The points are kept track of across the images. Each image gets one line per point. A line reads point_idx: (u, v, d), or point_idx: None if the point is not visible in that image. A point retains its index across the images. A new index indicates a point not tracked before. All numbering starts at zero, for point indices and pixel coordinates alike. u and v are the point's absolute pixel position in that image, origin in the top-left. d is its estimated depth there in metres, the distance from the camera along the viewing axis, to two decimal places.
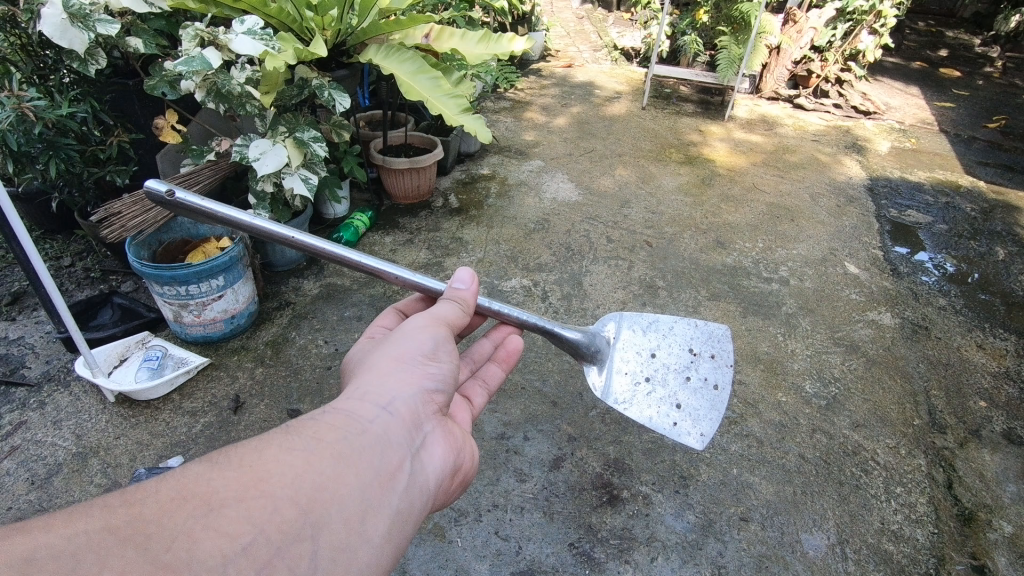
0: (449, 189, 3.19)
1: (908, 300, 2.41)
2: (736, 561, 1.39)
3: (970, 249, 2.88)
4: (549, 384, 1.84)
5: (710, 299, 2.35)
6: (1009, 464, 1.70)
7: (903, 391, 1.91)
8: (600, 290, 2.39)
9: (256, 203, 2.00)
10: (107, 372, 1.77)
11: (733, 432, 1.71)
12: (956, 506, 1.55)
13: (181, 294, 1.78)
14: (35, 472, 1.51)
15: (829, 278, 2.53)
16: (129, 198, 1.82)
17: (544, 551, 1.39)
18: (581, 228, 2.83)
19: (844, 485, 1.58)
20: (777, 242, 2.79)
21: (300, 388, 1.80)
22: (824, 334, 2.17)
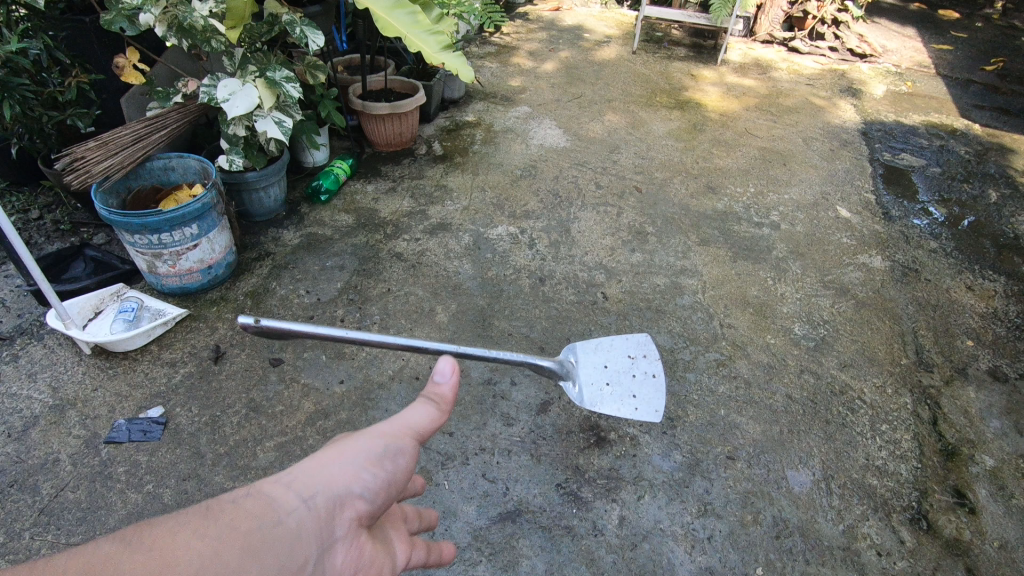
0: (433, 137, 3.52)
1: (898, 244, 2.76)
2: (723, 497, 1.78)
3: (963, 192, 3.13)
4: (534, 330, 2.32)
5: (699, 246, 2.74)
6: (993, 401, 2.08)
7: (893, 331, 2.31)
8: (588, 238, 2.78)
9: (227, 147, 2.47)
10: (82, 324, 2.22)
11: (723, 374, 2.14)
12: (941, 443, 1.93)
13: (151, 242, 2.23)
14: (150, 389, 2.08)
15: (821, 223, 2.88)
16: (90, 143, 2.30)
17: (530, 492, 1.79)
18: (568, 174, 3.21)
19: (831, 423, 1.97)
20: (768, 186, 3.12)
21: (330, 340, 2.29)
22: (816, 277, 2.57)
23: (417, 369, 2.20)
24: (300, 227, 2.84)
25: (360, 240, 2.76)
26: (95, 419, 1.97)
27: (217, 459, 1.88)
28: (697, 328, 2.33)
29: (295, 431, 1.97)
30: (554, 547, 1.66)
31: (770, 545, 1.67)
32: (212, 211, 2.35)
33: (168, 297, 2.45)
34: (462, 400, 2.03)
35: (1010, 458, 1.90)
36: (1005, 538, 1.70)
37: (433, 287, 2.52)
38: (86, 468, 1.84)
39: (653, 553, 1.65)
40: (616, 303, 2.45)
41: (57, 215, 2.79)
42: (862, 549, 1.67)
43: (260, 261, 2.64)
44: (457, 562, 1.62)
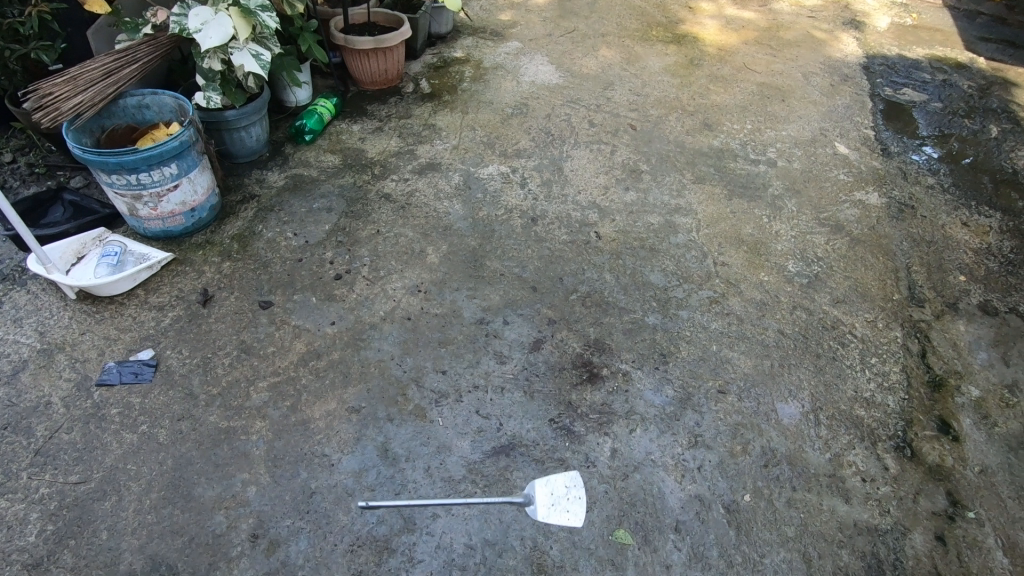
0: (421, 74, 3.34)
1: (896, 179, 2.65)
2: (713, 429, 1.77)
3: (964, 127, 3.00)
4: (527, 270, 2.25)
5: (695, 183, 2.64)
6: (981, 333, 2.03)
7: (886, 268, 2.25)
8: (581, 176, 2.68)
9: (205, 84, 2.37)
10: (66, 269, 2.15)
11: (715, 311, 2.10)
12: (928, 374, 1.91)
13: (132, 183, 2.13)
14: (136, 333, 2.01)
15: (819, 159, 2.78)
16: (59, 80, 2.16)
17: (525, 426, 1.78)
18: (560, 112, 3.07)
19: (821, 357, 1.95)
20: (767, 123, 2.99)
21: (315, 280, 2.21)
22: (810, 214, 2.49)
23: (409, 310, 2.11)
24: (285, 168, 2.71)
25: (347, 180, 2.65)
26: (85, 362, 1.92)
27: (210, 399, 1.83)
28: (692, 266, 2.27)
29: (289, 370, 1.91)
30: (546, 478, 1.66)
31: (759, 473, 1.67)
32: (191, 149, 2.23)
33: (153, 241, 2.36)
34: (453, 339, 2.01)
35: (995, 389, 1.87)
36: (985, 465, 1.70)
37: (424, 227, 2.43)
38: (79, 409, 1.79)
39: (644, 484, 1.65)
40: (610, 243, 2.36)
41: (30, 157, 2.66)
42: (848, 475, 1.67)
43: (246, 203, 2.53)
44: (453, 493, 1.64)
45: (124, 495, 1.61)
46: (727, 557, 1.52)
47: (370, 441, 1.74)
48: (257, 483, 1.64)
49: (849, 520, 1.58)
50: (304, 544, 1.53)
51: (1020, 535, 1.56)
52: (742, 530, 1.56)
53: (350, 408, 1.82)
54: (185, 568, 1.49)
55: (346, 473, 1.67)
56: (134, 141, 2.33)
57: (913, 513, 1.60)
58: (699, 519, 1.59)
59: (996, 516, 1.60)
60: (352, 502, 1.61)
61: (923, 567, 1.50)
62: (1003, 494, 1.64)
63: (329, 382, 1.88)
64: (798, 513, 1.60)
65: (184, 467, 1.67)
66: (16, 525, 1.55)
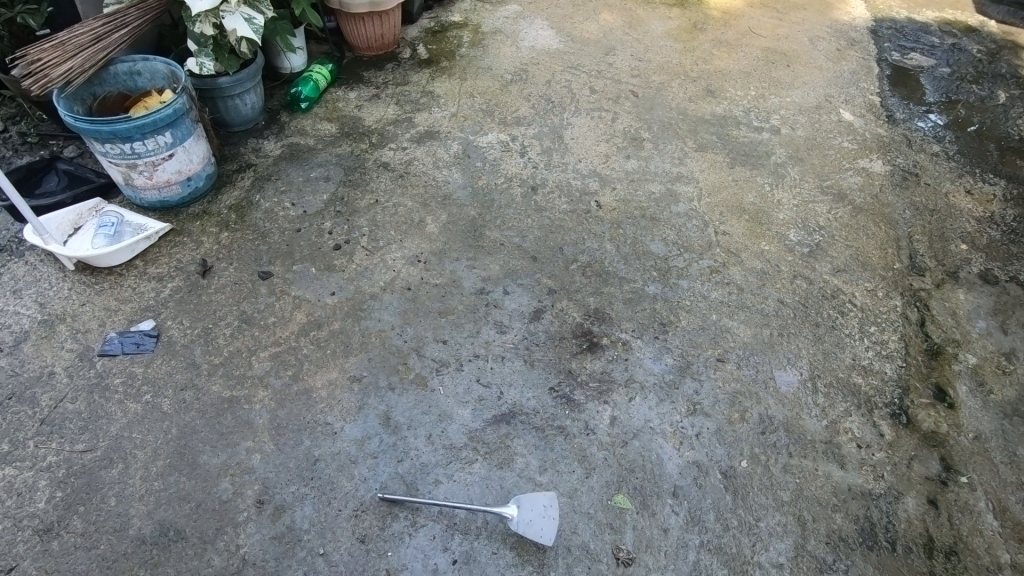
0: (418, 39, 3.26)
1: (901, 147, 2.61)
2: (711, 397, 1.78)
3: (971, 94, 2.93)
4: (527, 240, 2.23)
5: (697, 150, 2.60)
6: (981, 301, 2.02)
7: (887, 237, 2.23)
8: (582, 144, 2.64)
9: (197, 50, 2.30)
10: (63, 240, 2.13)
11: (715, 280, 2.09)
12: (926, 342, 1.91)
13: (127, 153, 2.09)
14: (135, 304, 2.00)
15: (822, 126, 2.73)
16: (47, 45, 2.10)
17: (525, 395, 1.79)
18: (561, 78, 3.00)
19: (820, 326, 1.95)
20: (771, 89, 2.93)
21: (313, 250, 2.19)
22: (813, 182, 2.46)
23: (409, 280, 2.10)
24: (281, 137, 2.67)
25: (345, 149, 2.61)
26: (86, 333, 1.92)
27: (212, 369, 1.83)
28: (693, 235, 2.25)
29: (290, 340, 1.91)
30: (546, 445, 1.68)
31: (755, 439, 1.69)
32: (185, 117, 2.18)
33: (150, 212, 2.33)
34: (453, 309, 2.01)
35: (992, 356, 1.87)
36: (979, 431, 1.71)
37: (423, 197, 2.40)
38: (82, 379, 1.80)
39: (642, 450, 1.67)
40: (611, 213, 2.33)
41: (22, 126, 2.63)
42: (843, 442, 1.69)
43: (243, 173, 2.50)
44: (454, 460, 1.65)
45: (131, 462, 1.63)
46: (723, 520, 1.54)
47: (373, 410, 1.75)
48: (261, 451, 1.66)
49: (843, 485, 1.60)
50: (309, 510, 1.56)
51: (1011, 500, 1.58)
52: (739, 494, 1.59)
53: (351, 376, 1.82)
54: (193, 533, 1.51)
55: (349, 440, 1.69)
56: (126, 109, 2.28)
57: (906, 478, 1.62)
58: (696, 484, 1.61)
59: (988, 480, 1.62)
60: (355, 469, 1.63)
61: (914, 530, 1.53)
62: (996, 459, 1.66)
63: (331, 352, 1.88)
64: (793, 478, 1.62)
65: (188, 435, 1.68)
66: (25, 492, 1.57)
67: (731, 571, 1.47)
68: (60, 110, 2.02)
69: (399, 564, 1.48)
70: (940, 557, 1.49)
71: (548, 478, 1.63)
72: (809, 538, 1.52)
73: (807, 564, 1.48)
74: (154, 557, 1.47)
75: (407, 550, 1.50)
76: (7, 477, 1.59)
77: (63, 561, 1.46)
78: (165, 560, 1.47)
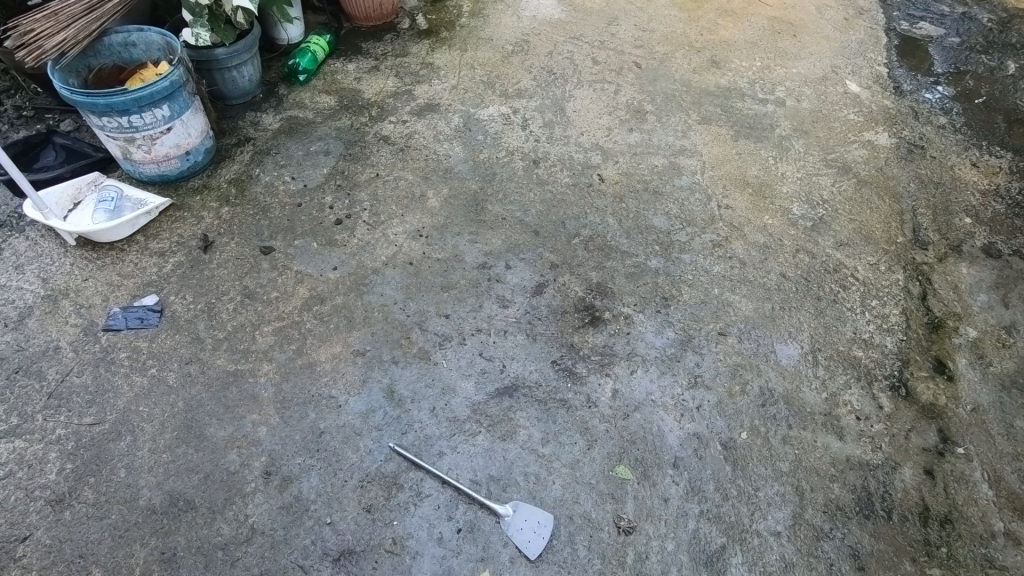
0: (416, 9, 3.19)
1: (907, 119, 2.57)
2: (713, 370, 1.79)
3: (981, 64, 2.88)
4: (529, 215, 2.22)
5: (701, 123, 2.57)
6: (983, 275, 2.01)
7: (891, 210, 2.21)
8: (584, 116, 2.60)
9: (193, 20, 2.31)
10: (63, 215, 2.11)
11: (719, 255, 2.09)
12: (927, 315, 1.91)
13: (124, 126, 2.07)
14: (137, 279, 2.00)
15: (828, 98, 2.69)
16: (40, 15, 2.08)
17: (528, 368, 1.80)
18: (563, 49, 2.94)
19: (822, 300, 1.95)
20: (776, 60, 2.88)
21: (313, 224, 2.18)
22: (817, 155, 2.43)
23: (411, 255, 2.09)
24: (280, 110, 2.63)
25: (344, 122, 2.58)
26: (90, 308, 1.92)
27: (217, 344, 1.84)
28: (695, 209, 2.24)
29: (293, 315, 1.92)
30: (548, 417, 1.70)
31: (756, 412, 1.71)
32: (182, 90, 2.15)
33: (149, 186, 2.32)
34: (455, 284, 2.01)
35: (993, 330, 1.87)
36: (977, 403, 1.72)
37: (424, 170, 2.38)
38: (87, 354, 1.81)
39: (644, 423, 1.69)
40: (613, 186, 2.32)
41: (17, 100, 2.60)
42: (843, 414, 1.70)
43: (241, 146, 2.47)
44: (458, 432, 1.67)
45: (139, 435, 1.65)
46: (723, 490, 1.57)
47: (376, 383, 1.77)
48: (267, 423, 1.68)
49: (842, 456, 1.62)
50: (315, 480, 1.58)
51: (1007, 470, 1.59)
52: (738, 465, 1.61)
53: (354, 350, 1.84)
54: (202, 503, 1.54)
55: (354, 413, 1.70)
56: (122, 82, 2.25)
57: (904, 449, 1.63)
58: (697, 455, 1.63)
59: (985, 451, 1.62)
60: (360, 441, 1.65)
61: (910, 499, 1.55)
62: (993, 431, 1.66)
63: (334, 327, 1.89)
64: (793, 450, 1.64)
65: (195, 408, 1.70)
66: (36, 463, 1.59)
67: (730, 539, 1.49)
68: (55, 83, 1.99)
69: (404, 533, 1.50)
70: (935, 525, 1.51)
71: (550, 450, 1.65)
72: (807, 507, 1.54)
73: (804, 532, 1.50)
74: (164, 527, 1.50)
75: (412, 520, 1.52)
76: (18, 449, 1.62)
77: (76, 530, 1.49)
78: (175, 530, 1.50)
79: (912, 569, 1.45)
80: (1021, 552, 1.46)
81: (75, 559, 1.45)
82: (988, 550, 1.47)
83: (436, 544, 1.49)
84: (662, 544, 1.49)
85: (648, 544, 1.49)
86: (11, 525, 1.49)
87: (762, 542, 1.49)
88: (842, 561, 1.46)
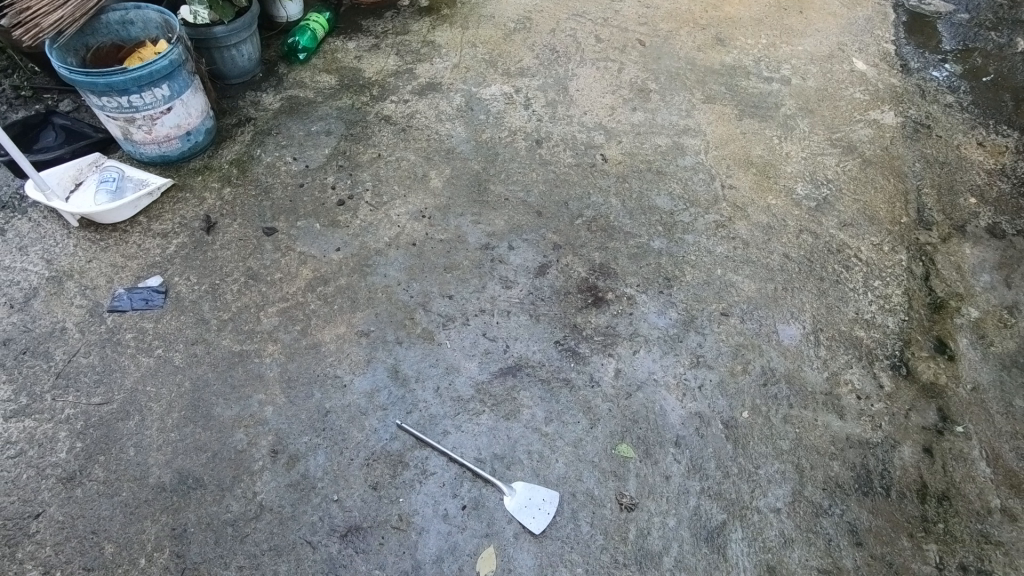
0: None
1: (913, 98, 2.55)
2: (715, 350, 1.81)
3: (990, 40, 2.83)
4: (532, 195, 2.22)
5: (705, 102, 2.55)
6: (987, 255, 2.00)
7: (895, 190, 2.21)
8: (587, 96, 2.58)
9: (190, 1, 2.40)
10: (65, 195, 2.11)
11: (722, 235, 2.09)
12: (929, 296, 1.91)
13: (124, 106, 2.05)
14: (141, 260, 2.01)
15: (834, 76, 2.66)
16: None
17: (531, 349, 1.82)
18: (566, 27, 2.90)
19: (825, 280, 1.96)
20: (782, 37, 2.84)
21: (316, 205, 2.18)
22: (822, 135, 2.42)
23: (414, 236, 2.10)
24: (280, 90, 2.61)
25: (345, 102, 2.56)
26: (95, 289, 1.93)
27: (222, 324, 1.86)
28: (699, 189, 2.23)
29: (297, 296, 1.93)
30: (551, 397, 1.72)
31: (757, 391, 1.72)
32: (182, 69, 2.13)
33: (151, 167, 2.31)
34: (458, 265, 2.01)
35: (995, 310, 1.87)
36: (977, 382, 1.72)
37: (426, 151, 2.37)
38: (94, 335, 1.83)
39: (646, 402, 1.71)
40: (616, 166, 2.31)
41: (14, 80, 2.58)
42: (843, 393, 1.72)
43: (242, 127, 2.46)
44: (462, 411, 1.69)
45: (147, 414, 1.67)
46: (724, 468, 1.59)
47: (381, 363, 1.78)
48: (273, 403, 1.70)
49: (842, 435, 1.64)
50: (322, 459, 1.60)
51: (1006, 448, 1.61)
52: (739, 443, 1.63)
53: (359, 331, 1.85)
54: (211, 480, 1.57)
55: (360, 393, 1.72)
56: (121, 61, 2.23)
57: (903, 427, 1.65)
58: (698, 434, 1.65)
59: (983, 429, 1.64)
60: (365, 420, 1.67)
61: (909, 477, 1.57)
62: (992, 410, 1.67)
63: (338, 308, 1.90)
64: (793, 428, 1.66)
65: (202, 388, 1.72)
66: (47, 442, 1.62)
67: (730, 515, 1.52)
68: (54, 61, 1.98)
69: (410, 509, 1.53)
70: (932, 502, 1.53)
71: (553, 428, 1.67)
72: (807, 484, 1.57)
73: (804, 509, 1.53)
74: (175, 504, 1.53)
75: (417, 497, 1.55)
76: (28, 428, 1.64)
77: (88, 507, 1.52)
78: (185, 507, 1.53)
79: (909, 544, 1.47)
80: (1017, 528, 1.48)
81: (88, 535, 1.48)
82: (984, 526, 1.49)
83: (441, 520, 1.52)
84: (664, 521, 1.51)
85: (649, 520, 1.52)
86: (24, 503, 1.52)
87: (761, 518, 1.52)
88: (840, 536, 1.49)
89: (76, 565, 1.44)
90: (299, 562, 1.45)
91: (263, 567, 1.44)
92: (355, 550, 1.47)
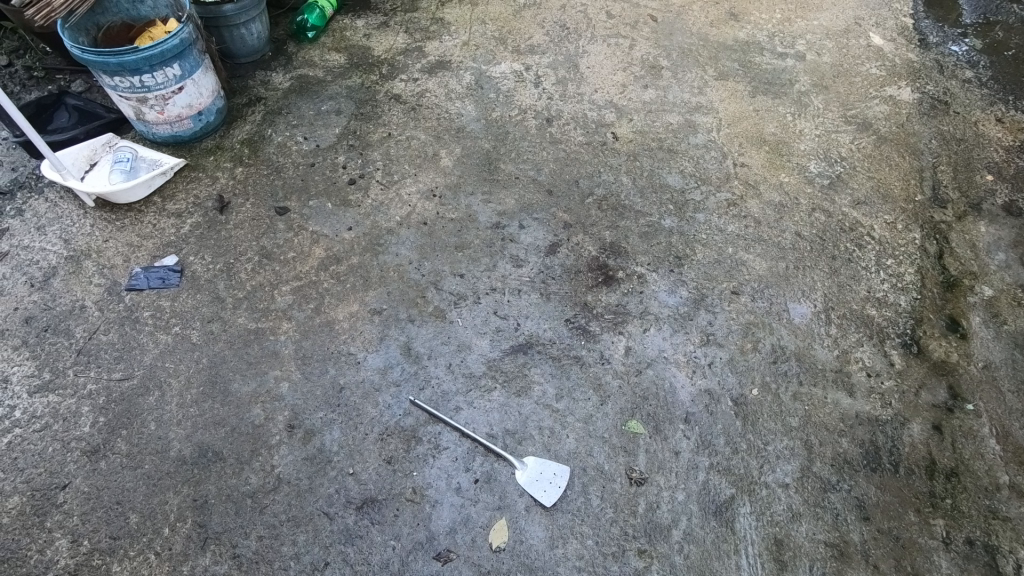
0: None
1: (931, 73, 2.51)
2: (724, 328, 1.83)
3: (1012, 13, 2.78)
4: (543, 174, 2.23)
5: (717, 78, 2.53)
6: (1002, 233, 1.99)
7: (910, 168, 2.19)
8: (598, 73, 2.57)
9: None
10: (81, 175, 2.15)
11: (732, 214, 2.10)
12: (942, 274, 1.91)
13: (136, 87, 2.08)
14: (158, 240, 2.05)
15: (849, 51, 2.63)
16: None
17: (541, 327, 1.84)
18: (577, 3, 2.89)
19: (836, 259, 1.97)
20: (796, 11, 2.83)
21: (327, 186, 2.20)
22: (836, 111, 2.40)
23: (424, 215, 2.12)
24: (291, 69, 2.62)
25: (355, 81, 2.56)
26: (113, 269, 1.98)
27: (237, 303, 1.90)
28: (710, 167, 2.23)
29: (311, 275, 1.96)
30: (561, 374, 1.75)
31: (766, 368, 1.75)
32: (192, 48, 2.14)
33: (163, 147, 2.34)
34: (469, 244, 2.04)
35: (1008, 288, 1.86)
36: (989, 360, 1.73)
37: (436, 130, 2.38)
38: (112, 313, 1.87)
39: (655, 379, 1.73)
40: (627, 144, 2.31)
41: (26, 61, 2.62)
42: (853, 370, 1.74)
43: (253, 106, 2.48)
44: (474, 388, 1.73)
45: (166, 390, 1.72)
46: (732, 444, 1.62)
47: (394, 341, 1.82)
48: (288, 379, 1.74)
49: (851, 412, 1.67)
50: (337, 433, 1.65)
51: (1015, 425, 1.62)
52: (748, 420, 1.66)
53: (371, 309, 1.89)
54: (230, 454, 1.62)
55: (373, 369, 1.77)
56: (132, 40, 2.24)
57: (912, 404, 1.67)
58: (707, 410, 1.68)
59: (993, 407, 1.64)
60: (378, 397, 1.71)
61: (917, 453, 1.59)
62: (1003, 387, 1.68)
63: (351, 286, 1.94)
64: (802, 405, 1.68)
65: (219, 365, 1.77)
66: (70, 417, 1.67)
67: (738, 490, 1.55)
68: (66, 40, 1.99)
69: (424, 483, 1.58)
70: (940, 478, 1.55)
71: (563, 405, 1.70)
72: (815, 461, 1.59)
73: (811, 484, 1.56)
74: (195, 476, 1.58)
75: (431, 471, 1.59)
76: (52, 403, 1.70)
77: (111, 479, 1.58)
78: (205, 479, 1.58)
79: (916, 519, 1.50)
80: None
81: (113, 505, 1.54)
82: (993, 501, 1.51)
83: (454, 493, 1.56)
84: (672, 495, 1.55)
85: (658, 494, 1.55)
86: (51, 474, 1.58)
87: (769, 493, 1.55)
88: (847, 511, 1.52)
89: (102, 533, 1.50)
90: (316, 532, 1.50)
91: (282, 537, 1.50)
92: (370, 522, 1.52)
